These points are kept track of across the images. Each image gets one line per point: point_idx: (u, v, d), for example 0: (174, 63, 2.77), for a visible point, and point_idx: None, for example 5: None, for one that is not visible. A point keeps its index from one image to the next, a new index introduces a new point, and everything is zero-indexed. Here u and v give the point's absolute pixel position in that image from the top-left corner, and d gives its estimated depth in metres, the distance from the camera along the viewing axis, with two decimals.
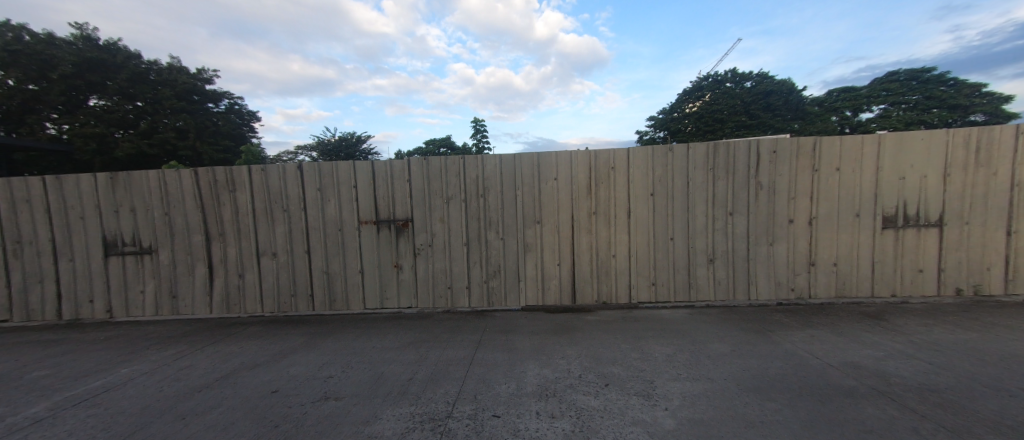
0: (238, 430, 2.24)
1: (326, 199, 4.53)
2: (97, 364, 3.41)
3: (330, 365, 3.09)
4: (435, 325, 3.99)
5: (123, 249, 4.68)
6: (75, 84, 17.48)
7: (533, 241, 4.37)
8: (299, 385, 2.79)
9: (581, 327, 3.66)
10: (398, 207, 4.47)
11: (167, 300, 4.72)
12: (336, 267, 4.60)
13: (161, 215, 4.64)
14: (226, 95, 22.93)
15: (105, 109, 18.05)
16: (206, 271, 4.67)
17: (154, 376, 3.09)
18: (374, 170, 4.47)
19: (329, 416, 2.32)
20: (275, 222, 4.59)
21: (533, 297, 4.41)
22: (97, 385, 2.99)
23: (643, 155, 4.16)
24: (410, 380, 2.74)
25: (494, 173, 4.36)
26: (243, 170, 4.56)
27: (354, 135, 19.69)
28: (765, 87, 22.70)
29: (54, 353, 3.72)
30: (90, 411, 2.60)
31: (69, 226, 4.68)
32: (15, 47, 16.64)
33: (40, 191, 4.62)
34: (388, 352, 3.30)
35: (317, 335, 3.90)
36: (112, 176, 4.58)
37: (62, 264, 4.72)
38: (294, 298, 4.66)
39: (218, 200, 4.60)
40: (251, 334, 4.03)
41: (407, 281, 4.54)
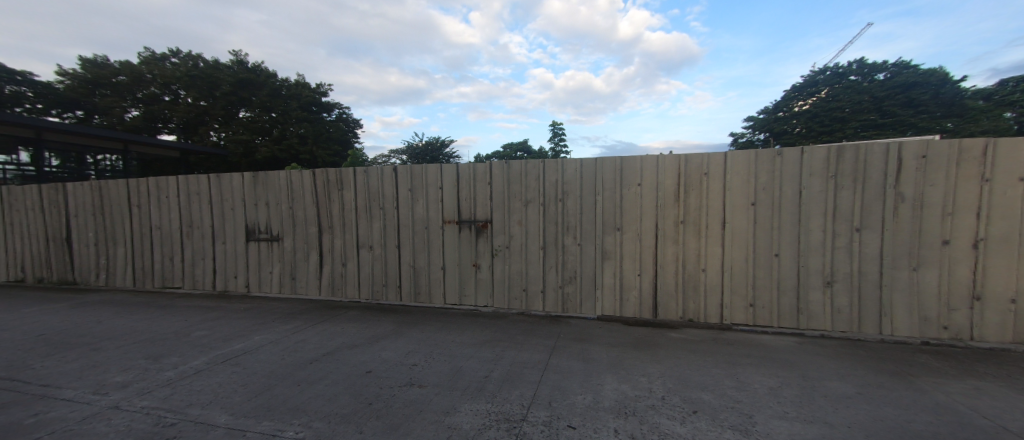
0: (339, 402, 2.52)
1: (416, 199, 4.91)
2: (238, 330, 4.14)
3: (414, 354, 3.33)
4: (511, 325, 4.05)
5: (259, 236, 5.63)
6: (232, 100, 21.68)
7: (613, 248, 4.20)
8: (388, 369, 3.05)
9: (664, 344, 3.40)
10: (479, 208, 4.66)
11: (287, 281, 5.56)
12: (422, 262, 4.95)
13: (287, 208, 5.48)
14: (337, 105, 26.42)
15: (250, 120, 22.04)
16: (318, 258, 5.39)
17: (277, 345, 3.64)
18: (459, 173, 4.71)
19: (414, 402, 2.49)
20: (373, 218, 5.12)
21: (610, 307, 4.23)
22: (238, 347, 3.63)
23: (743, 160, 3.73)
24: (486, 378, 2.81)
25: (574, 177, 4.29)
26: (350, 172, 5.17)
27: (440, 139, 21.02)
28: (904, 80, 18.95)
29: (209, 317, 4.62)
30: (233, 368, 3.16)
31: (224, 215, 5.78)
32: (196, 72, 21.30)
33: (207, 186, 5.80)
34: (466, 347, 3.44)
35: (404, 324, 4.23)
36: (255, 175, 5.56)
37: (217, 245, 5.86)
38: (385, 288, 5.13)
39: (329, 197, 5.28)
40: (350, 317, 4.53)
41: (484, 280, 4.70)
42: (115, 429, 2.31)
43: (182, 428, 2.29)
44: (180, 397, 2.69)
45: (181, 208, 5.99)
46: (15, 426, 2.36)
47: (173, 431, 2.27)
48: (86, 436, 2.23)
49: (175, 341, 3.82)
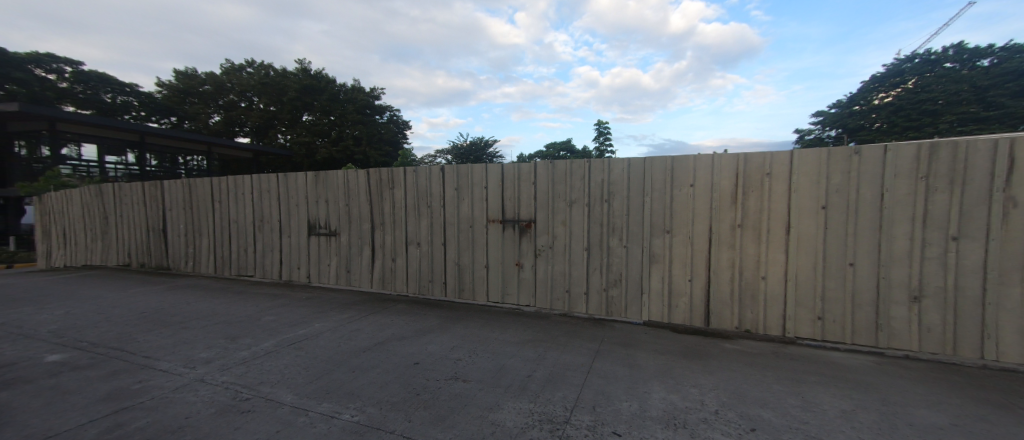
0: (390, 391, 2.66)
1: (462, 198, 5.04)
2: (301, 317, 4.50)
3: (459, 349, 3.41)
4: (553, 326, 4.03)
5: (319, 230, 6.07)
6: (297, 105, 23.58)
7: (661, 252, 4.03)
8: (434, 362, 3.15)
9: (717, 355, 3.21)
10: (523, 208, 4.68)
11: (343, 273, 5.94)
12: (466, 260, 5.07)
13: (344, 206, 5.86)
14: (388, 108, 27.83)
15: (312, 123, 23.85)
16: (370, 253, 5.72)
17: (334, 333, 3.91)
18: (503, 173, 4.76)
19: (459, 396, 2.56)
20: (421, 216, 5.32)
21: (658, 312, 4.07)
22: (301, 333, 3.94)
23: (813, 160, 3.42)
24: (529, 378, 2.82)
25: (622, 177, 4.17)
26: (401, 172, 5.42)
27: (483, 139, 21.35)
28: (1016, 65, 16.29)
29: (276, 304, 5.07)
30: (296, 352, 3.44)
31: (290, 211, 6.30)
32: (267, 80, 23.41)
33: (276, 184, 6.36)
34: (509, 345, 3.48)
35: (449, 319, 4.36)
36: (317, 175, 6.00)
37: (283, 239, 6.41)
38: (432, 283, 5.32)
39: (381, 195, 5.57)
40: (399, 310, 4.76)
41: (527, 280, 4.71)
42: (201, 399, 2.61)
43: (254, 403, 2.54)
44: (252, 375, 2.98)
45: (254, 204, 6.62)
46: (125, 390, 2.74)
47: (247, 406, 2.52)
48: (178, 404, 2.55)
49: (248, 324, 4.23)
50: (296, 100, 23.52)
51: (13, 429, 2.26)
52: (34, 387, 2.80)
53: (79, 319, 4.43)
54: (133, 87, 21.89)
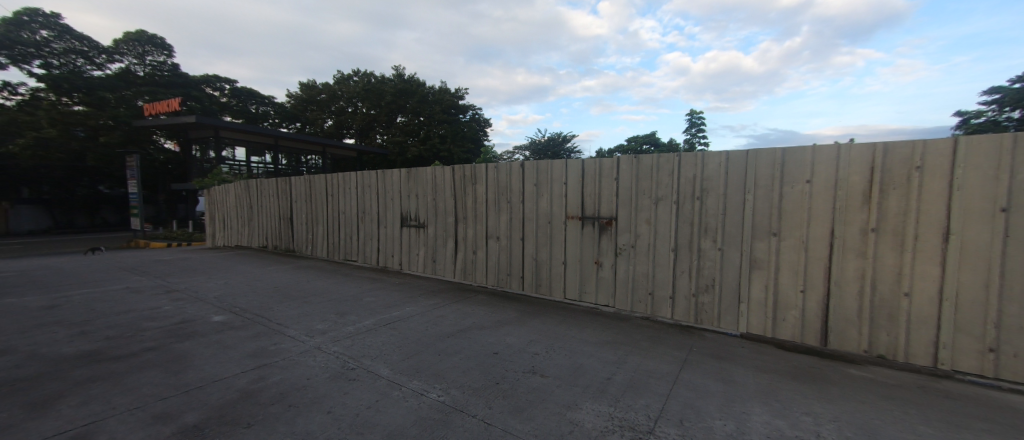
0: (471, 377, 2.79)
1: (541, 194, 5.06)
2: (394, 300, 4.99)
3: (536, 344, 3.44)
4: (634, 329, 3.83)
5: (410, 222, 6.64)
6: (392, 108, 26.06)
7: (765, 256, 3.56)
8: (512, 353, 3.23)
9: (838, 381, 2.73)
10: (603, 205, 4.52)
11: (430, 263, 6.42)
12: (544, 256, 5.08)
13: (432, 200, 6.31)
14: (471, 107, 29.24)
15: (405, 124, 26.17)
16: (454, 245, 6.07)
17: (422, 317, 4.25)
18: (584, 168, 4.65)
19: (537, 390, 2.58)
20: (501, 211, 5.48)
21: (759, 324, 3.61)
22: (394, 314, 4.37)
23: (988, 148, 2.67)
24: (609, 380, 2.72)
25: (717, 172, 3.78)
26: (482, 168, 5.64)
27: (561, 134, 21.15)
28: None
29: (374, 287, 5.69)
30: (391, 331, 3.82)
31: (386, 204, 7.00)
32: (368, 87, 26.25)
33: (375, 180, 7.11)
34: (587, 345, 3.40)
35: (527, 313, 4.43)
36: (409, 171, 6.56)
37: (380, 229, 7.15)
38: (509, 277, 5.46)
39: (465, 190, 5.87)
40: (479, 301, 4.98)
41: (606, 279, 4.55)
42: (318, 364, 3.05)
43: (358, 373, 2.88)
44: (356, 348, 3.39)
45: (357, 198, 7.52)
46: (264, 350, 3.34)
47: (352, 375, 2.87)
48: (302, 366, 3.01)
49: (353, 303, 4.82)
50: (392, 104, 25.99)
51: (193, 371, 2.90)
52: (206, 340, 3.56)
53: (233, 289, 5.51)
54: (270, 100, 26.40)
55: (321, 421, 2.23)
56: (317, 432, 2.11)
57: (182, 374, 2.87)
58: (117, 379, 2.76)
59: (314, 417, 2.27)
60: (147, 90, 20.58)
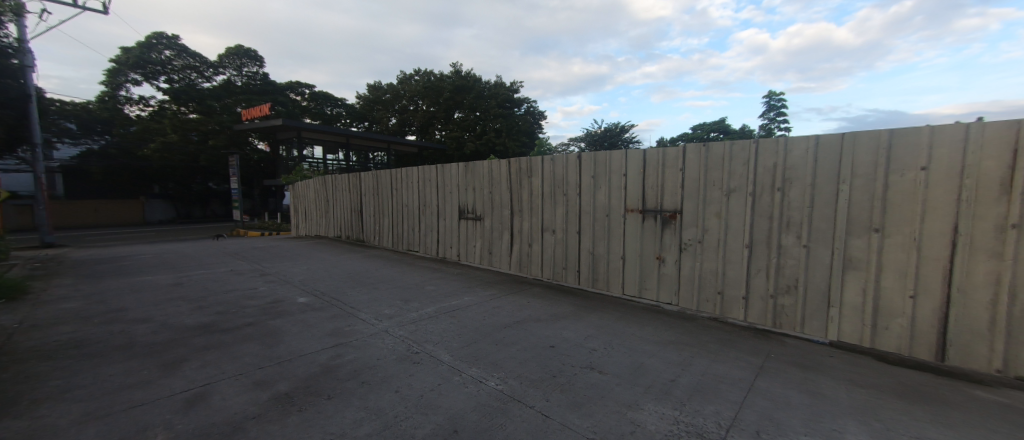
0: (528, 368, 2.81)
1: (599, 186, 4.90)
2: (453, 289, 5.19)
3: (594, 339, 3.37)
4: (701, 330, 3.58)
5: (467, 215, 6.85)
6: (451, 104, 26.99)
7: (863, 255, 3.10)
8: (569, 347, 3.20)
9: (959, 404, 2.30)
10: (667, 197, 4.26)
11: (486, 255, 6.57)
12: (601, 250, 4.94)
13: (488, 193, 6.43)
14: (526, 100, 29.31)
15: (462, 119, 27.00)
16: (509, 237, 6.15)
17: (480, 307, 4.38)
18: (645, 159, 4.42)
19: (595, 386, 2.52)
20: (557, 204, 5.42)
21: (854, 332, 3.17)
22: (453, 303, 4.54)
23: None
24: (673, 382, 2.57)
25: (803, 160, 3.37)
26: (539, 160, 5.61)
27: (619, 125, 20.32)
28: None
29: (435, 277, 5.98)
30: (451, 319, 3.98)
31: (445, 197, 7.28)
32: (428, 86, 27.36)
33: (435, 174, 7.42)
34: (648, 344, 3.24)
35: (583, 307, 4.35)
36: (466, 165, 6.74)
37: (440, 221, 7.46)
38: (565, 271, 5.40)
39: (521, 183, 5.90)
40: (535, 293, 5.00)
41: (669, 276, 4.31)
42: (386, 347, 3.28)
43: (421, 357, 3.04)
44: (420, 333, 3.59)
45: (419, 192, 7.91)
46: (340, 330, 3.66)
47: (416, 358, 3.04)
48: (372, 347, 3.26)
49: (415, 291, 5.11)
50: (450, 100, 26.92)
51: (283, 346, 3.28)
52: (293, 319, 4.01)
53: (313, 275, 6.13)
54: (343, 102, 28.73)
55: (389, 399, 2.40)
56: (387, 409, 2.27)
57: (275, 347, 3.26)
58: (226, 348, 3.22)
59: (384, 395, 2.44)
60: (244, 98, 23.43)
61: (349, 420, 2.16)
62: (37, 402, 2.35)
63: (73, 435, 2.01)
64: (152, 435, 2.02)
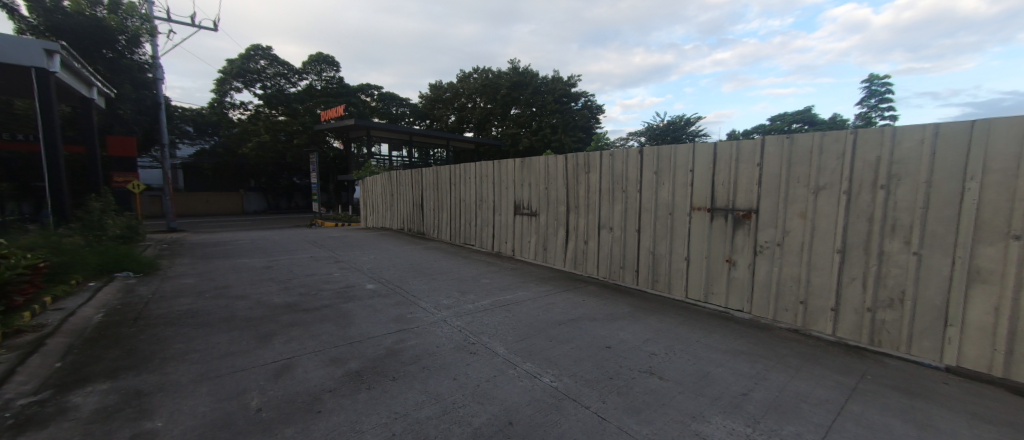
0: (583, 368, 2.75)
1: (662, 182, 4.64)
2: (508, 284, 5.26)
3: (654, 343, 3.21)
4: (777, 342, 3.23)
5: (523, 210, 6.89)
6: (508, 101, 27.36)
7: (997, 267, 2.53)
8: (627, 349, 3.08)
9: None
10: (740, 195, 3.90)
11: (540, 250, 6.56)
12: (663, 249, 4.68)
13: (543, 188, 6.41)
14: (584, 94, 28.72)
15: (519, 116, 27.26)
16: (564, 233, 6.07)
17: (535, 303, 4.39)
18: (716, 154, 4.09)
19: (655, 392, 2.39)
20: (615, 201, 5.24)
21: (981, 359, 2.61)
22: (508, 297, 4.61)
23: None
24: (744, 396, 2.36)
25: (916, 153, 2.86)
26: (596, 155, 5.46)
27: (683, 117, 19.00)
28: None
29: (490, 270, 6.10)
30: (506, 313, 4.04)
31: (501, 192, 7.40)
32: (485, 83, 27.87)
33: (492, 169, 7.56)
34: (715, 352, 3.01)
35: (642, 309, 4.17)
36: (522, 161, 6.78)
37: (496, 216, 7.60)
38: (623, 270, 5.20)
39: (577, 179, 5.79)
40: (590, 291, 4.90)
41: (740, 280, 3.96)
42: (444, 335, 3.42)
43: (477, 348, 3.13)
44: (476, 325, 3.69)
45: (476, 187, 8.11)
46: (403, 317, 3.90)
47: (472, 349, 3.13)
48: (432, 335, 3.42)
49: (472, 284, 5.26)
50: (507, 97, 27.27)
51: (354, 328, 3.57)
52: (362, 303, 4.35)
53: (379, 263, 6.58)
54: (407, 102, 30.40)
55: (448, 385, 2.50)
56: (445, 395, 2.37)
57: (347, 328, 3.56)
58: (306, 326, 3.59)
59: (443, 381, 2.56)
60: (322, 101, 25.78)
61: (410, 401, 2.29)
62: (165, 360, 2.82)
63: (191, 391, 2.37)
64: (248, 397, 2.31)
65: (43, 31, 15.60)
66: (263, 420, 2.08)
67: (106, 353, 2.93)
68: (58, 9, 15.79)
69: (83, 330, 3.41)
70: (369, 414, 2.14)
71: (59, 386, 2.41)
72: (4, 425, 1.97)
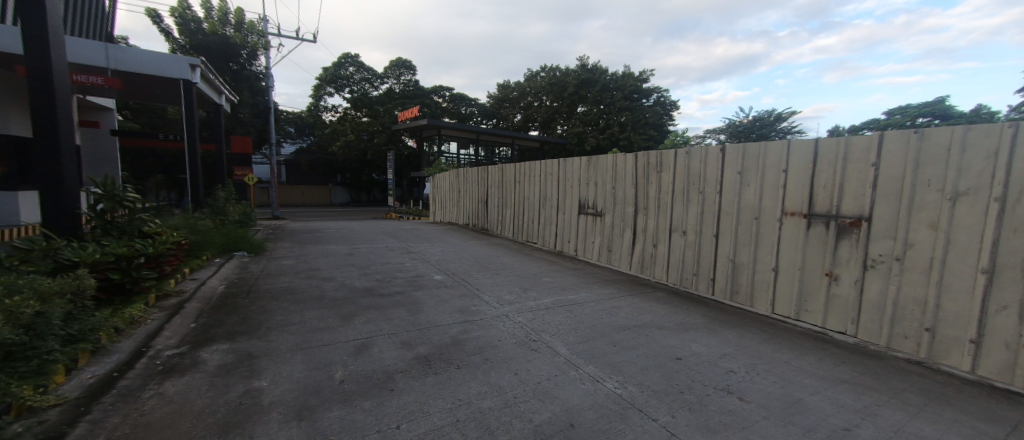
0: (650, 377, 2.60)
1: (747, 183, 4.21)
2: (569, 284, 5.18)
3: (732, 359, 2.92)
4: (891, 373, 2.73)
5: (587, 210, 6.73)
6: (575, 99, 26.96)
7: None
8: (700, 363, 2.84)
9: None
10: (847, 198, 3.36)
11: (605, 252, 6.35)
12: (746, 257, 4.24)
13: (610, 188, 6.19)
14: (656, 90, 27.24)
15: (586, 114, 26.77)
16: (631, 236, 5.81)
17: (598, 305, 4.26)
18: (817, 152, 3.58)
19: (733, 413, 2.17)
20: (690, 202, 4.88)
21: None
22: (571, 297, 4.53)
23: None
24: (848, 432, 2.04)
25: None
26: (670, 154, 5.15)
27: (773, 112, 17.03)
28: None
29: (552, 269, 6.07)
30: (568, 313, 3.98)
31: (565, 191, 7.32)
32: (553, 81, 27.75)
33: (557, 168, 7.52)
34: (808, 377, 2.64)
35: (718, 321, 3.82)
36: (589, 160, 6.63)
37: (559, 215, 7.53)
38: (696, 277, 4.83)
39: (648, 179, 5.50)
40: (658, 298, 4.62)
41: (843, 298, 3.41)
42: (506, 330, 3.47)
43: (538, 346, 3.13)
44: (538, 322, 3.69)
45: (540, 185, 8.10)
46: (467, 309, 4.03)
47: (534, 346, 3.13)
48: (494, 328, 3.49)
49: (534, 281, 5.28)
50: (574, 95, 26.89)
51: (423, 315, 3.78)
52: (430, 293, 4.59)
53: (447, 256, 6.91)
54: (475, 101, 31.42)
55: (509, 379, 2.53)
56: (507, 388, 2.40)
57: (417, 315, 3.78)
58: (382, 310, 3.89)
59: (504, 375, 2.59)
60: (400, 103, 27.79)
61: (473, 391, 2.36)
62: (269, 329, 3.25)
63: (288, 358, 2.71)
64: (333, 369, 2.57)
65: (189, 49, 18.83)
66: (345, 391, 2.29)
67: (226, 319, 3.47)
68: (199, 30, 18.98)
69: (210, 298, 4.08)
70: (436, 398, 2.24)
71: (193, 342, 2.92)
72: (156, 370, 2.44)
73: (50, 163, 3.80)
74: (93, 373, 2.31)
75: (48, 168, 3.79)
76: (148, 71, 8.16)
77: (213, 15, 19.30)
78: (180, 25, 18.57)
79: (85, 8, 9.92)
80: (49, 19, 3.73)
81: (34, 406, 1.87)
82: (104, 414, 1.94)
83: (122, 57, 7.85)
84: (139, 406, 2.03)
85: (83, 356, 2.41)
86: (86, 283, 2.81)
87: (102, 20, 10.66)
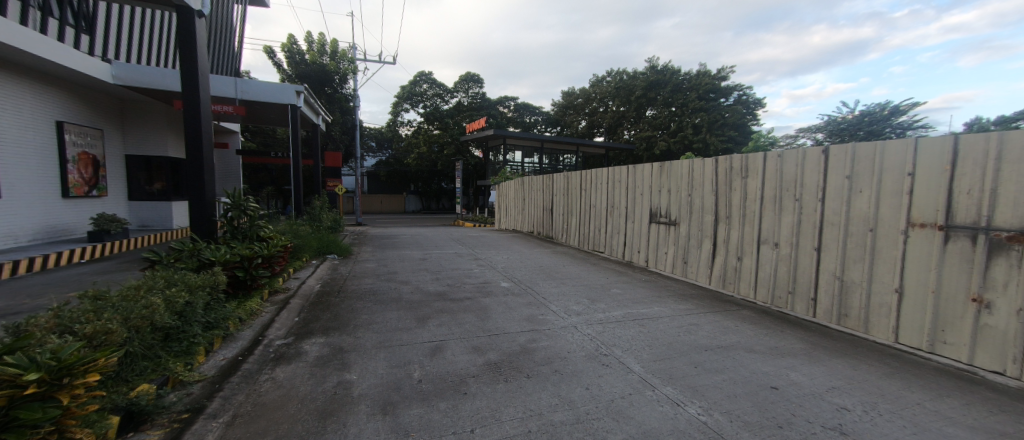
0: (738, 407, 2.33)
1: (857, 190, 3.66)
2: (639, 296, 4.93)
3: (843, 394, 2.51)
4: None
5: (659, 219, 6.36)
6: (643, 102, 25.90)
7: None
8: (802, 396, 2.48)
9: None
10: (1003, 206, 2.70)
11: (680, 263, 5.93)
12: (857, 275, 3.67)
13: (686, 195, 5.78)
14: (737, 88, 25.08)
15: (655, 117, 25.58)
16: (711, 247, 5.37)
17: (674, 321, 3.97)
18: (958, 152, 2.96)
19: None
20: (784, 211, 4.39)
21: None
22: (643, 311, 4.29)
23: None
24: None
25: None
26: (759, 157, 4.69)
27: (887, 105, 14.53)
28: None
29: (621, 280, 5.84)
30: (640, 328, 3.77)
31: (634, 198, 7.03)
32: (619, 85, 26.91)
33: (626, 175, 7.24)
34: (951, 424, 2.17)
35: (821, 347, 3.33)
36: (661, 166, 6.29)
37: (628, 223, 7.22)
38: (792, 297, 4.30)
39: (731, 185, 5.07)
40: (744, 316, 4.18)
41: (999, 331, 2.74)
42: (575, 342, 3.38)
43: (610, 361, 2.99)
44: (609, 336, 3.55)
45: (608, 193, 7.87)
46: (535, 318, 4.03)
47: (606, 360, 3.01)
48: (563, 339, 3.43)
49: (602, 292, 5.11)
50: (642, 98, 25.87)
51: (491, 322, 3.85)
52: (498, 300, 4.67)
53: (513, 264, 7.03)
54: (540, 110, 31.84)
55: (580, 394, 2.46)
56: (578, 403, 2.34)
57: (486, 322, 3.87)
58: (453, 314, 4.06)
59: (575, 388, 2.53)
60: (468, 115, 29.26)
61: (544, 402, 2.33)
62: (357, 326, 3.58)
63: (372, 355, 2.94)
64: (411, 369, 2.72)
65: (295, 78, 21.86)
66: (422, 390, 2.42)
67: (322, 315, 3.89)
68: (302, 62, 21.95)
69: (309, 296, 4.63)
70: (507, 407, 2.26)
71: (297, 335, 3.32)
72: (268, 357, 2.82)
73: (197, 179, 4.63)
74: (224, 356, 2.75)
75: (195, 183, 4.63)
76: (265, 98, 9.57)
77: (314, 47, 22.17)
78: (289, 58, 21.68)
79: (219, 51, 12.01)
80: (199, 62, 4.58)
81: (184, 380, 2.28)
82: (231, 392, 2.28)
83: (246, 88, 9.34)
84: (257, 388, 2.35)
85: (217, 341, 2.89)
86: (220, 278, 3.35)
87: (231, 59, 12.77)
